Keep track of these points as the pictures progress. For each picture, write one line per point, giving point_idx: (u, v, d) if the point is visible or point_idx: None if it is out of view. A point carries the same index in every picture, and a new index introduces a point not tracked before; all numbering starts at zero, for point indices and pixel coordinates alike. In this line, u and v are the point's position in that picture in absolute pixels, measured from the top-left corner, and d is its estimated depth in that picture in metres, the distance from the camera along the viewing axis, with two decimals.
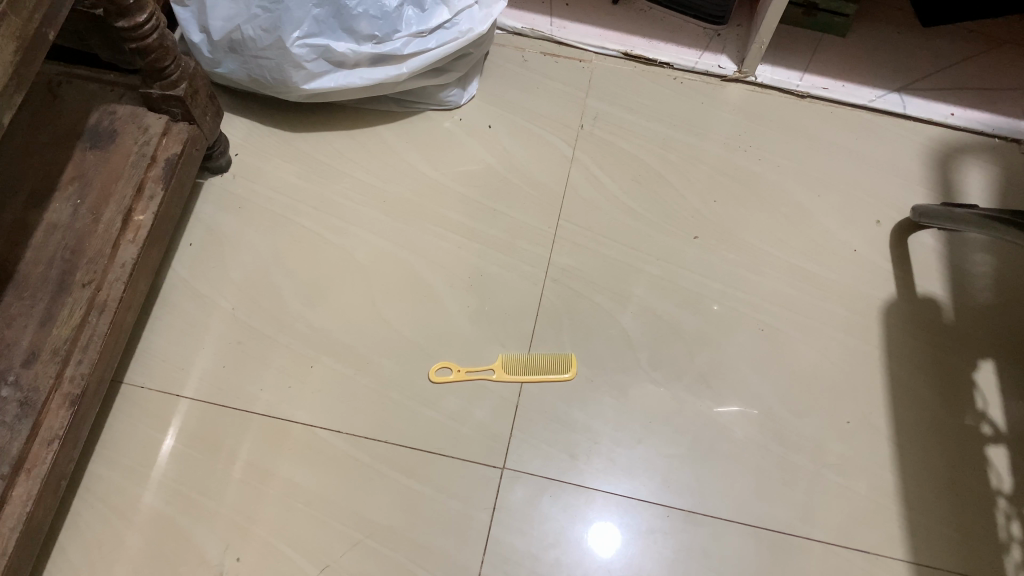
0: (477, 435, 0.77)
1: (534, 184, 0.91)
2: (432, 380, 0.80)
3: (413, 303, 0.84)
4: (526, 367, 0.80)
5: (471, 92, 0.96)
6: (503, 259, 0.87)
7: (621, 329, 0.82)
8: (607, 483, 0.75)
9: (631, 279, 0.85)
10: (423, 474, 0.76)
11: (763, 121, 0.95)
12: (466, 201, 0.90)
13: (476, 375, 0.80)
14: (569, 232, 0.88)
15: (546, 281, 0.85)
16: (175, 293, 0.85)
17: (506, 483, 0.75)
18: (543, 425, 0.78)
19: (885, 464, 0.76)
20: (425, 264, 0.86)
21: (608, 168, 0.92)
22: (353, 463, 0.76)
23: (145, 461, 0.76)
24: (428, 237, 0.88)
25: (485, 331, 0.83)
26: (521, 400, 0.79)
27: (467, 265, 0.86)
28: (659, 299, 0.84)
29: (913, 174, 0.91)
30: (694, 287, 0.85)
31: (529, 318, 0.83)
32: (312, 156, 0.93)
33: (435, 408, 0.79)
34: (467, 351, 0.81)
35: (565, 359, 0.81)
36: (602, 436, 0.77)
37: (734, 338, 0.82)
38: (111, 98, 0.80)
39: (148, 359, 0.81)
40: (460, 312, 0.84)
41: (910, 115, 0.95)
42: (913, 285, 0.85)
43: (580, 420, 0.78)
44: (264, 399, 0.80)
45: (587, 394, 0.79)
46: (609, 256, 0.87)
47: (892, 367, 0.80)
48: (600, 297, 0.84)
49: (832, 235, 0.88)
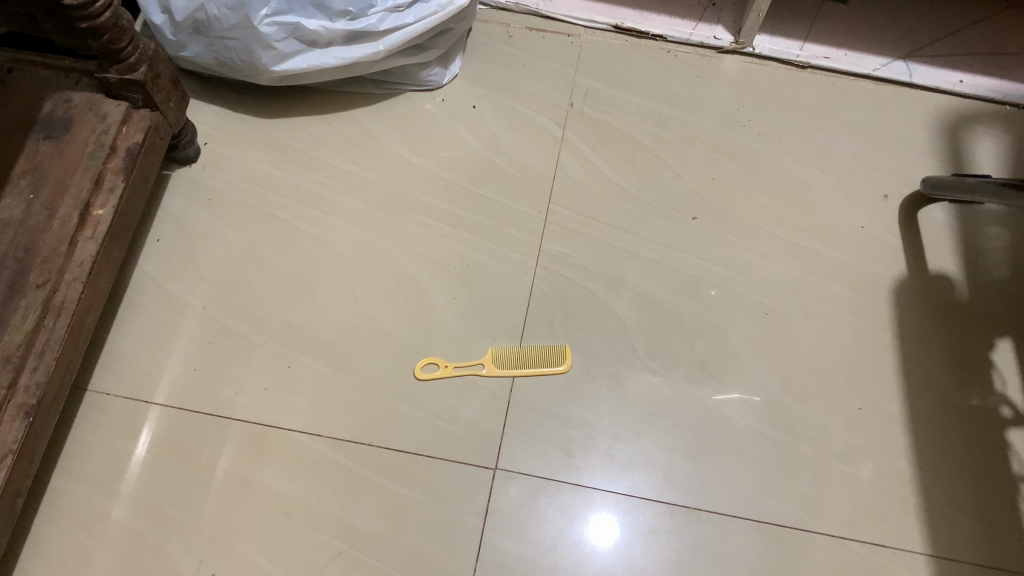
0: (466, 435, 0.73)
1: (521, 167, 0.86)
2: (417, 378, 0.75)
3: (396, 297, 0.79)
4: (518, 361, 0.76)
5: (453, 71, 0.91)
6: (490, 248, 0.82)
7: (617, 318, 0.78)
8: (604, 481, 0.71)
9: (626, 264, 0.81)
10: (410, 477, 0.71)
11: (762, 93, 0.90)
12: (450, 187, 0.85)
13: (464, 371, 0.76)
14: (560, 217, 0.83)
15: (536, 270, 0.80)
16: (141, 293, 0.80)
17: (498, 485, 0.71)
18: (536, 421, 0.73)
19: (900, 452, 0.72)
20: (408, 255, 0.82)
21: (599, 148, 0.87)
22: (335, 468, 0.72)
23: (112, 472, 0.72)
24: (411, 227, 0.83)
25: (473, 324, 0.78)
26: (512, 396, 0.74)
27: (452, 255, 0.81)
28: (656, 286, 0.79)
29: (922, 146, 0.86)
30: (693, 271, 0.80)
31: (519, 309, 0.78)
32: (286, 144, 0.88)
33: (422, 408, 0.74)
34: (454, 346, 0.77)
35: (559, 351, 0.76)
36: (597, 431, 0.73)
37: (736, 324, 0.77)
38: (66, 85, 0.75)
39: (114, 364, 0.76)
40: (446, 305, 0.79)
41: (916, 84, 0.89)
42: (925, 262, 0.80)
43: (576, 416, 0.74)
44: (239, 402, 0.75)
45: (582, 387, 0.75)
46: (602, 241, 0.82)
47: (904, 350, 0.76)
48: (593, 285, 0.79)
49: (839, 212, 0.83)
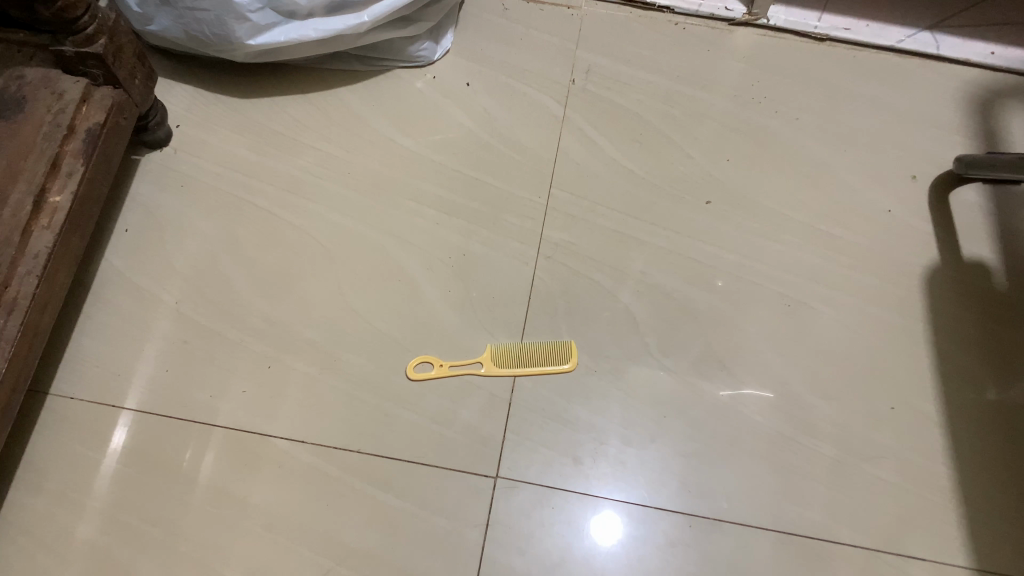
0: (464, 441, 0.67)
1: (519, 149, 0.79)
2: (409, 378, 0.69)
3: (386, 291, 0.73)
4: (519, 359, 0.69)
5: (445, 46, 0.84)
6: (488, 236, 0.75)
7: (626, 311, 0.72)
8: (615, 490, 0.65)
9: (635, 252, 0.74)
10: (402, 487, 0.65)
11: (777, 68, 0.83)
12: (443, 171, 0.78)
13: (460, 371, 0.69)
14: (562, 202, 0.77)
15: (538, 260, 0.74)
16: (108, 288, 0.73)
17: (500, 495, 0.65)
18: (539, 425, 0.67)
19: (935, 454, 0.66)
20: (398, 245, 0.75)
21: (604, 127, 0.80)
22: (321, 479, 0.66)
23: (77, 485, 0.65)
24: (401, 214, 0.77)
25: (470, 320, 0.72)
26: (513, 397, 0.68)
27: (446, 245, 0.75)
28: (667, 276, 0.73)
29: (950, 123, 0.80)
30: (708, 259, 0.74)
31: (520, 303, 0.72)
32: (265, 126, 0.81)
33: (415, 411, 0.68)
34: (449, 344, 0.71)
35: (564, 348, 0.70)
36: (605, 435, 0.67)
37: (755, 316, 0.71)
38: (20, 60, 0.67)
39: (78, 366, 0.70)
40: (440, 299, 0.73)
41: (943, 57, 0.83)
42: (958, 249, 0.74)
43: (583, 418, 0.68)
44: (216, 406, 0.69)
45: (590, 387, 0.69)
46: (609, 227, 0.75)
47: (937, 343, 0.70)
48: (600, 276, 0.73)
49: (863, 194, 0.77)
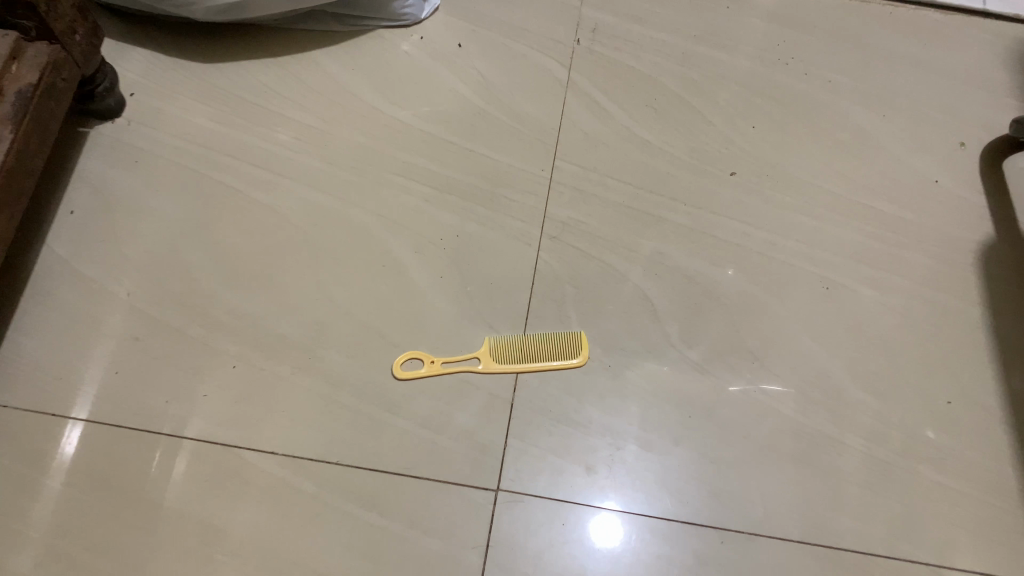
0: (460, 449, 0.58)
1: (519, 116, 0.70)
2: (397, 377, 0.60)
3: (369, 276, 0.64)
4: (522, 353, 0.61)
5: (434, 3, 0.75)
6: (485, 214, 0.66)
7: (644, 297, 0.63)
8: (635, 502, 0.56)
9: (652, 230, 0.65)
10: (390, 504, 0.56)
11: (806, 26, 0.75)
12: (432, 141, 0.69)
13: (455, 368, 0.60)
14: (568, 175, 0.68)
15: (543, 240, 0.65)
16: (49, 278, 0.64)
17: (503, 511, 0.56)
18: (547, 429, 0.58)
19: (1000, 456, 0.58)
20: (382, 225, 0.66)
21: (614, 92, 0.71)
22: (295, 495, 0.57)
23: (9, 507, 0.56)
24: (385, 190, 0.67)
25: (466, 310, 0.63)
26: (517, 397, 0.59)
27: (437, 225, 0.66)
28: (689, 257, 0.64)
29: (1000, 84, 0.72)
30: (735, 238, 0.65)
31: (522, 289, 0.63)
32: (230, 94, 0.72)
33: (404, 415, 0.59)
34: (441, 338, 0.62)
35: (573, 340, 0.61)
36: (623, 439, 0.58)
37: (791, 302, 0.63)
38: None
39: (13, 368, 0.60)
40: (431, 286, 0.64)
41: (990, 13, 0.76)
42: (1015, 223, 0.66)
43: (597, 420, 0.59)
44: (174, 413, 0.60)
45: (604, 384, 0.60)
46: (622, 203, 0.66)
47: (997, 329, 0.62)
48: (612, 258, 0.64)
49: (906, 163, 0.68)
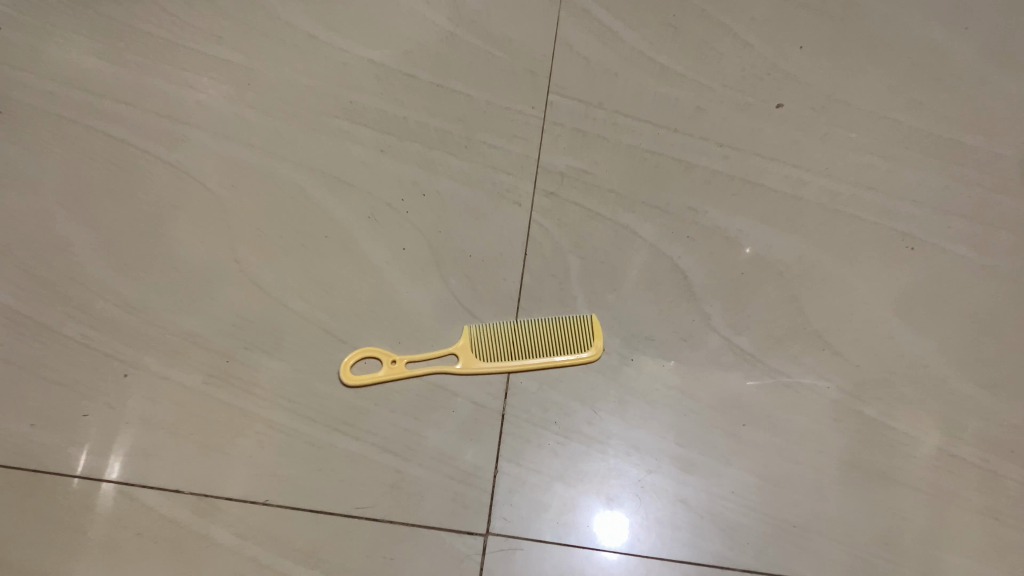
0: (434, 479, 0.43)
1: (500, 42, 0.55)
2: (347, 384, 0.45)
3: (308, 252, 0.48)
4: (514, 346, 0.45)
5: None
6: (460, 167, 0.51)
7: (673, 268, 0.48)
8: (675, 544, 0.42)
9: (679, 181, 0.50)
10: (341, 558, 0.41)
11: None
12: (389, 76, 0.53)
13: (424, 369, 0.45)
14: (567, 114, 0.52)
15: (536, 198, 0.50)
16: None
17: (497, 564, 0.41)
18: (551, 448, 0.43)
19: None
20: (325, 185, 0.50)
21: (621, 8, 0.56)
22: (213, 550, 0.42)
23: None
24: (329, 140, 0.52)
25: (438, 291, 0.47)
26: (508, 406, 0.44)
27: (397, 182, 0.50)
28: (729, 214, 0.49)
29: None
30: (788, 187, 0.50)
31: (511, 262, 0.48)
32: (126, 24, 0.55)
33: (357, 435, 0.44)
34: (406, 329, 0.46)
35: (582, 327, 0.46)
36: (653, 459, 0.43)
37: (866, 268, 0.48)
38: None
39: None
40: (391, 262, 0.48)
41: None
42: None
43: (618, 434, 0.44)
44: (45, 443, 0.44)
45: (624, 385, 0.45)
46: (637, 147, 0.51)
47: None
48: (629, 218, 0.49)
49: (998, 88, 0.53)
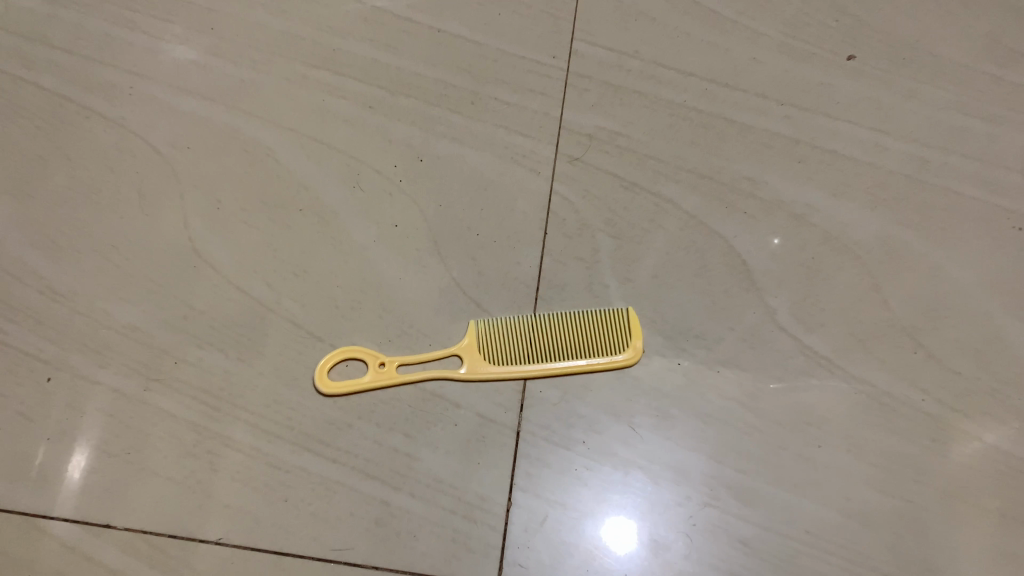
0: (431, 514, 0.34)
1: None
2: (323, 393, 0.36)
3: (279, 229, 0.39)
4: (531, 346, 0.36)
5: None
6: (465, 127, 0.42)
7: (727, 250, 0.39)
8: None
9: (732, 145, 0.41)
10: None
11: None
12: (380, 19, 0.44)
13: (419, 374, 0.36)
14: (595, 65, 0.43)
15: (558, 165, 0.41)
16: None
17: None
18: (577, 473, 0.35)
19: None
20: (301, 147, 0.41)
21: None
22: None
23: None
24: (307, 94, 0.42)
25: (437, 277, 0.38)
26: (524, 421, 0.35)
27: (388, 144, 0.41)
28: (794, 186, 0.40)
29: None
30: (867, 153, 0.41)
31: (528, 242, 0.39)
32: None
33: (335, 457, 0.35)
34: (397, 323, 0.37)
35: (615, 323, 0.37)
36: (706, 489, 0.35)
37: (965, 251, 0.39)
38: None
39: None
40: (379, 241, 0.39)
41: None
42: None
43: (661, 457, 0.35)
44: None
45: (669, 395, 0.36)
46: (681, 104, 0.42)
47: None
48: (671, 190, 0.40)
49: None
